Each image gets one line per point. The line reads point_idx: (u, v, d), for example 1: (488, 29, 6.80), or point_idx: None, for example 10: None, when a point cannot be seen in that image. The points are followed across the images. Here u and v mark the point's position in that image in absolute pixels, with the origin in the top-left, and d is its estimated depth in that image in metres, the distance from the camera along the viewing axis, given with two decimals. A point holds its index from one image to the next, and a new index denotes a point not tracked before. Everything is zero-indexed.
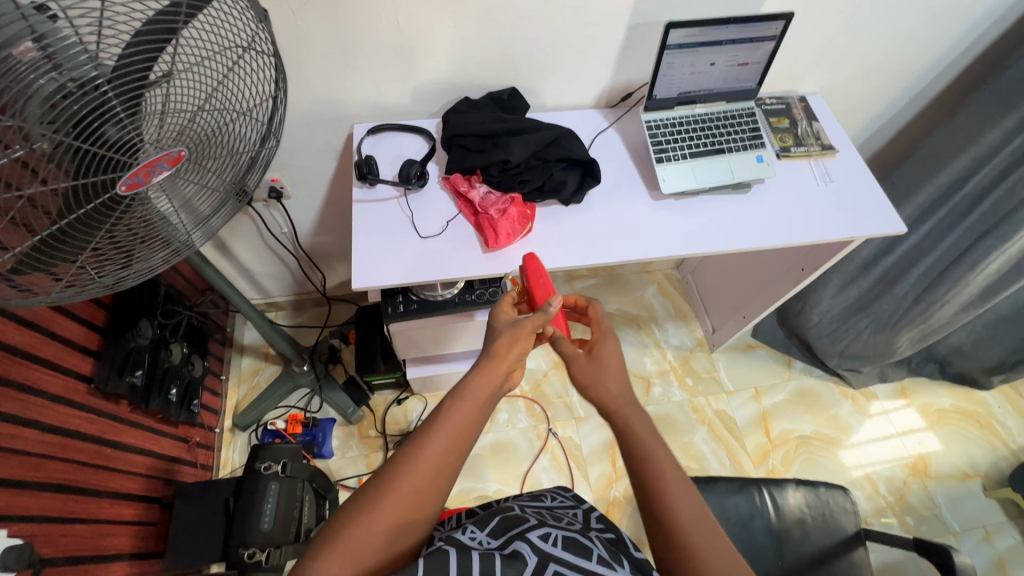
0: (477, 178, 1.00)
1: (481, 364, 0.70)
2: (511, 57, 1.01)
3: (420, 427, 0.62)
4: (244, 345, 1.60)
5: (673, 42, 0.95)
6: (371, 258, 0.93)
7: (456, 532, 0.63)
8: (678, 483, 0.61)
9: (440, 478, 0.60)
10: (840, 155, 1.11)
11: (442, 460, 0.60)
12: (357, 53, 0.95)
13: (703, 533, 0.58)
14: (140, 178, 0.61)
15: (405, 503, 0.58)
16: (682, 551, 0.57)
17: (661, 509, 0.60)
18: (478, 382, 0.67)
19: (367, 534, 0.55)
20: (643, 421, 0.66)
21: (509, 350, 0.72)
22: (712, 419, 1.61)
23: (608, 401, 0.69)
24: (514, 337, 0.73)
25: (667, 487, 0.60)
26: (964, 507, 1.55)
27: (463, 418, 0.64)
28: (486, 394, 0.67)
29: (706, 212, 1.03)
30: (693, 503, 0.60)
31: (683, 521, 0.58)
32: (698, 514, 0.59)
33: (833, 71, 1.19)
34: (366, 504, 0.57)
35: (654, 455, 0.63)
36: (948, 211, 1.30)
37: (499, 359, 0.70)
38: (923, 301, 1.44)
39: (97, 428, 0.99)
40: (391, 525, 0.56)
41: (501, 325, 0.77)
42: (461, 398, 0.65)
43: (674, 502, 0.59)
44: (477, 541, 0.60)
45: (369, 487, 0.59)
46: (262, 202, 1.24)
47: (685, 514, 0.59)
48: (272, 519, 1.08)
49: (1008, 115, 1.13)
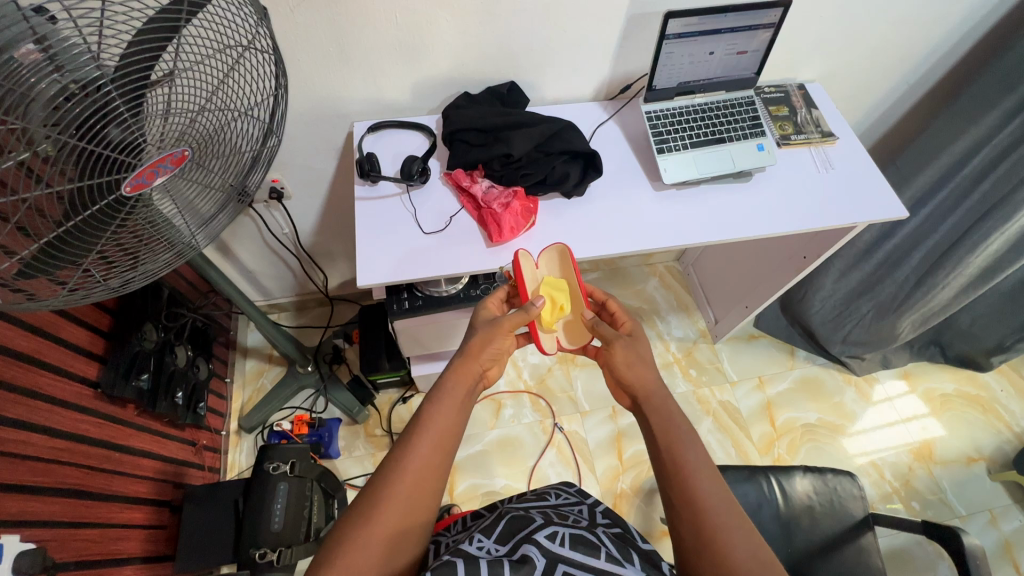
0: (479, 173, 1.00)
1: (453, 365, 0.71)
2: (510, 51, 1.01)
3: (407, 427, 0.63)
4: (247, 348, 1.60)
5: (672, 32, 0.95)
6: (375, 256, 0.93)
7: (464, 542, 0.62)
8: (704, 472, 0.61)
9: (426, 481, 0.59)
10: (840, 142, 1.12)
11: (431, 459, 0.61)
12: (355, 51, 0.95)
13: (729, 520, 0.57)
14: (144, 179, 0.61)
15: (404, 506, 0.57)
16: (706, 535, 0.56)
17: (686, 494, 0.59)
18: (452, 375, 0.69)
19: (371, 542, 0.54)
20: (659, 409, 0.69)
21: (483, 350, 0.74)
22: (716, 410, 1.61)
23: (642, 388, 0.71)
24: (489, 337, 0.75)
25: (693, 475, 0.60)
26: (969, 490, 1.55)
27: (445, 413, 0.65)
28: (463, 394, 0.68)
29: (708, 201, 1.03)
30: (719, 493, 0.60)
31: (708, 507, 0.58)
32: (720, 499, 0.59)
33: (831, 57, 1.19)
34: (363, 513, 0.56)
35: (682, 442, 0.63)
36: (948, 193, 1.30)
37: (472, 359, 0.72)
38: (924, 285, 1.44)
39: (105, 433, 0.99)
40: (392, 529, 0.56)
41: (480, 322, 0.79)
42: (442, 395, 0.66)
43: (699, 489, 0.59)
44: (485, 550, 0.60)
45: (365, 496, 0.58)
46: (263, 202, 1.24)
47: (709, 498, 0.59)
48: (282, 519, 1.08)
49: (1007, 97, 1.13)
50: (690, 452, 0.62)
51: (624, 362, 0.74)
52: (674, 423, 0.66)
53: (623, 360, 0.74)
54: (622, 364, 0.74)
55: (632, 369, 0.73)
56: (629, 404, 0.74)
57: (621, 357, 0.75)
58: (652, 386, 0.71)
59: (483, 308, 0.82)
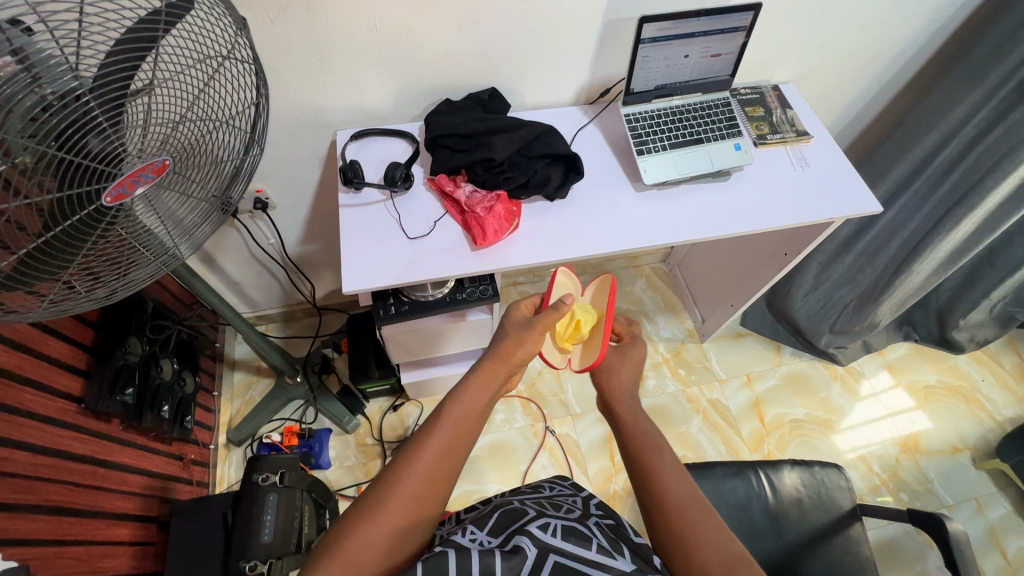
0: (463, 178, 1.01)
1: (476, 370, 0.70)
2: (490, 57, 1.03)
3: (420, 430, 0.62)
4: (235, 360, 1.59)
5: (648, 36, 0.97)
6: (362, 261, 0.94)
7: (456, 534, 0.62)
8: (672, 469, 0.62)
9: (436, 487, 0.59)
10: (814, 140, 1.14)
11: (441, 461, 0.60)
12: (336, 60, 0.96)
13: (697, 513, 0.58)
14: (125, 189, 0.61)
15: (404, 510, 0.56)
16: (676, 530, 0.57)
17: (654, 493, 0.60)
18: (475, 378, 0.69)
19: (367, 542, 0.54)
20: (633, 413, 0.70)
21: (513, 354, 0.74)
22: (706, 409, 1.63)
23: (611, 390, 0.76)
24: (521, 340, 0.75)
25: (661, 474, 0.61)
26: (955, 480, 1.58)
27: (462, 415, 0.64)
28: (485, 401, 0.67)
29: (687, 201, 1.05)
30: (688, 490, 0.60)
31: (677, 503, 0.59)
32: (690, 499, 0.59)
33: (804, 58, 1.22)
34: (366, 510, 0.56)
35: (650, 442, 0.65)
36: (920, 185, 1.35)
37: (500, 362, 0.72)
38: (903, 278, 1.47)
39: (90, 448, 0.98)
40: (392, 531, 0.55)
41: (514, 325, 0.79)
42: (461, 396, 0.66)
43: (668, 488, 0.60)
44: (477, 541, 0.60)
45: (371, 492, 0.57)
46: (248, 213, 1.24)
47: (677, 496, 0.59)
48: (272, 531, 1.07)
49: (973, 91, 1.17)
50: (658, 453, 0.63)
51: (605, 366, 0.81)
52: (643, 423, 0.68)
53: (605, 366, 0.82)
54: (602, 370, 0.81)
55: (611, 373, 0.79)
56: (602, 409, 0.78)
57: (604, 363, 0.82)
58: (620, 391, 0.75)
59: (515, 307, 0.84)
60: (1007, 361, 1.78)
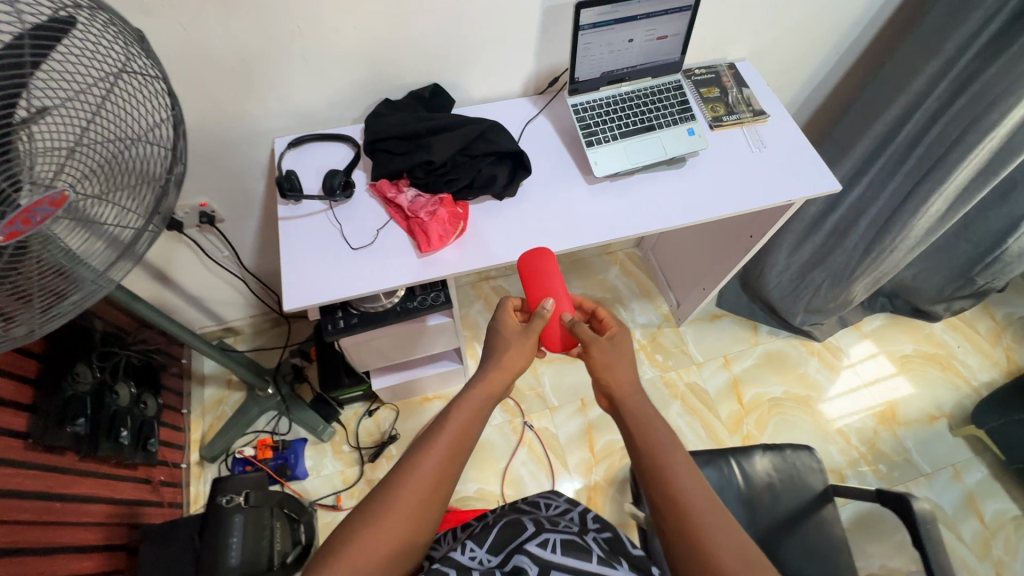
0: (405, 182, 0.97)
1: (483, 374, 0.71)
2: (429, 51, 0.98)
3: (418, 440, 0.62)
4: (205, 375, 1.56)
5: (587, 23, 0.92)
6: (303, 276, 0.90)
7: (455, 551, 0.62)
8: (682, 467, 0.62)
9: (434, 496, 0.59)
10: (772, 120, 1.11)
11: (442, 472, 0.60)
12: (266, 67, 0.91)
13: (711, 518, 0.57)
14: (20, 226, 0.54)
15: (404, 519, 0.56)
16: (691, 533, 0.56)
17: (668, 490, 0.60)
18: (483, 383, 0.69)
19: (370, 551, 0.54)
20: (647, 411, 0.68)
21: (516, 363, 0.73)
22: (684, 394, 1.62)
23: (620, 391, 0.71)
24: (520, 349, 0.74)
25: (674, 475, 0.61)
26: (932, 448, 1.59)
27: (461, 426, 0.64)
28: (482, 401, 0.68)
29: (642, 191, 1.02)
30: (699, 492, 0.60)
31: (691, 506, 0.58)
32: (705, 504, 0.59)
33: (759, 33, 1.18)
34: (371, 516, 0.56)
35: (661, 443, 0.64)
36: (886, 161, 1.31)
37: (506, 369, 0.72)
38: (873, 251, 1.44)
39: (43, 483, 0.95)
40: (393, 541, 0.55)
41: (512, 331, 0.76)
42: (465, 400, 0.67)
43: (683, 491, 0.60)
44: (477, 560, 0.60)
45: (374, 497, 0.58)
46: (195, 228, 1.19)
47: (693, 500, 0.59)
48: (239, 554, 1.04)
49: (930, 63, 1.14)
50: (670, 453, 0.63)
51: (603, 363, 0.72)
52: (650, 430, 0.66)
53: (603, 363, 0.72)
54: (599, 365, 0.73)
55: (608, 371, 0.72)
56: (607, 405, 0.74)
57: (600, 359, 0.73)
58: (627, 385, 0.71)
59: (507, 311, 0.79)
60: (981, 326, 1.79)
